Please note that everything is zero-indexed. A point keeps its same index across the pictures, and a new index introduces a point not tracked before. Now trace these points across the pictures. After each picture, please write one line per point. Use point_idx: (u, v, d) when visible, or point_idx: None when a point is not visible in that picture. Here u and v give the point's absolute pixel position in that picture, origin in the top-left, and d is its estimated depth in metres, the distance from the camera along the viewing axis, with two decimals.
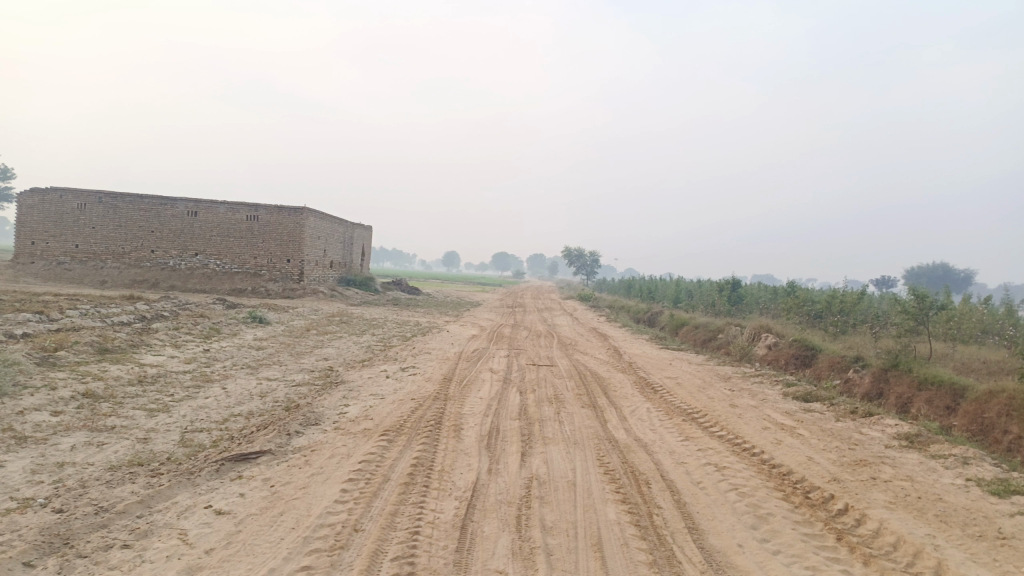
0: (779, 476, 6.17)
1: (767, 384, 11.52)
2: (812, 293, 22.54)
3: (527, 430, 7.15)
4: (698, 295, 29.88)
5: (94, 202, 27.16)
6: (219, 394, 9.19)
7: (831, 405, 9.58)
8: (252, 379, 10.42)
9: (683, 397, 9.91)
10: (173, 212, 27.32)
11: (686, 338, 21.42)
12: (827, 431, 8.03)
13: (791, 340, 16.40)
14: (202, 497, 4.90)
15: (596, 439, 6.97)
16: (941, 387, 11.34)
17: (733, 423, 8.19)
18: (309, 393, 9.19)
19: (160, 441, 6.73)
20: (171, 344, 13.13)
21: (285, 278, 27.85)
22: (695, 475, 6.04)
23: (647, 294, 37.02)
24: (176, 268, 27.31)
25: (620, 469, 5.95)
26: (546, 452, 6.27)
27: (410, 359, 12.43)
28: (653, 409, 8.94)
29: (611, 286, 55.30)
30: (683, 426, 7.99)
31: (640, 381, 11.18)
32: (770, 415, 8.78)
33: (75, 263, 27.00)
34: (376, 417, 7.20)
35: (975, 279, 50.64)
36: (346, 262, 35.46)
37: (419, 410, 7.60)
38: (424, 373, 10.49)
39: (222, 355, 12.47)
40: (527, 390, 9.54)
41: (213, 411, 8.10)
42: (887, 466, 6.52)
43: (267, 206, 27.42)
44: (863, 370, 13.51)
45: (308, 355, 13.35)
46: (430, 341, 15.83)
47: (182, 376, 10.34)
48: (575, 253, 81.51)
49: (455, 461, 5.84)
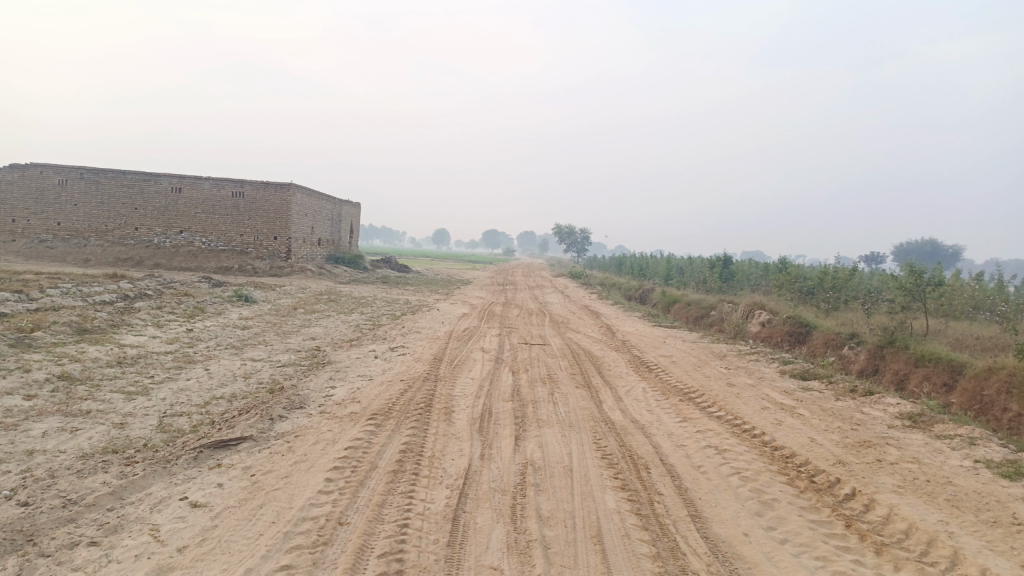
0: (782, 459, 5.95)
1: (763, 362, 11.32)
2: (803, 270, 22.37)
3: (521, 412, 6.90)
4: (689, 272, 29.66)
5: (76, 178, 26.55)
6: (202, 376, 8.90)
7: (830, 384, 9.38)
8: (236, 360, 10.11)
9: (679, 376, 9.69)
10: (157, 188, 26.76)
11: (678, 315, 21.23)
12: (828, 410, 7.83)
13: (784, 317, 16.22)
14: (177, 488, 4.62)
15: (592, 421, 6.73)
16: (938, 363, 11.18)
17: (730, 403, 7.99)
18: (295, 374, 8.91)
19: (138, 426, 6.43)
20: (153, 324, 12.78)
21: (272, 256, 27.39)
22: (695, 458, 5.82)
23: (637, 272, 36.77)
24: (161, 246, 26.82)
25: (618, 453, 5.71)
26: (540, 436, 6.03)
27: (399, 338, 12.14)
28: (649, 389, 8.71)
29: (602, 264, 55.06)
30: (680, 406, 7.77)
31: (634, 360, 10.95)
32: (769, 394, 8.58)
33: (57, 241, 26.45)
34: (363, 399, 6.93)
35: (962, 255, 50.76)
36: (335, 240, 34.99)
37: (408, 392, 7.33)
38: (413, 353, 10.21)
39: (206, 335, 12.14)
40: (520, 370, 9.27)
41: (194, 394, 7.81)
42: (892, 448, 6.31)
43: (253, 183, 26.90)
44: (858, 347, 13.35)
45: (294, 335, 13.03)
46: (420, 320, 15.54)
47: (163, 357, 10.03)
48: (565, 230, 81.11)
49: (446, 446, 5.58)
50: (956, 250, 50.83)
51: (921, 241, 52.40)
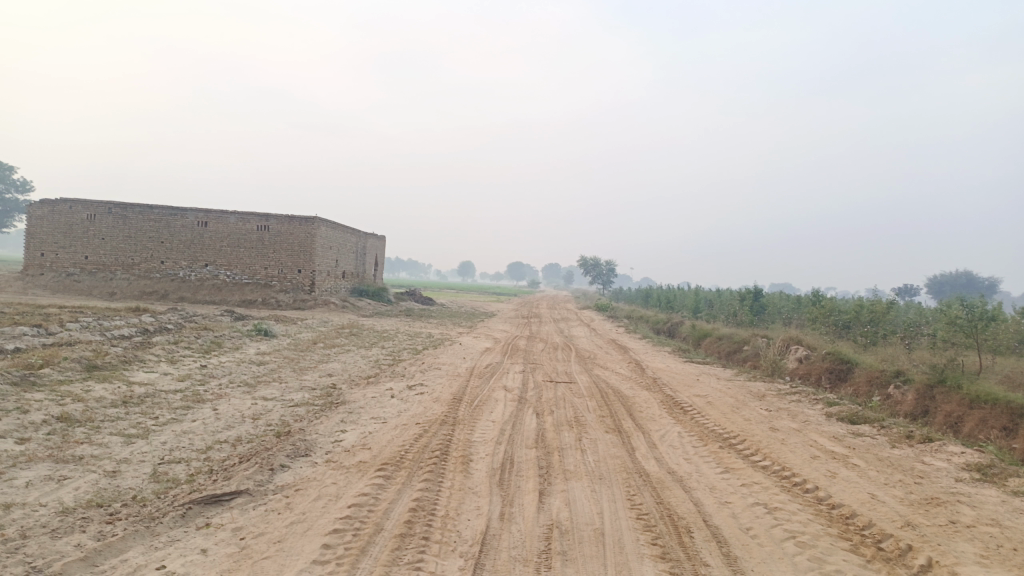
0: (841, 520, 5.26)
1: (805, 402, 10.60)
2: (838, 302, 21.54)
3: (545, 461, 6.30)
4: (718, 304, 28.87)
5: (104, 212, 26.70)
6: (208, 417, 8.41)
7: (882, 429, 8.62)
8: (247, 399, 9.62)
9: (716, 418, 9.00)
10: (183, 222, 26.80)
11: (709, 350, 20.48)
12: (885, 460, 7.10)
13: (823, 353, 15.41)
14: (157, 555, 4.08)
15: (624, 473, 6.08)
16: (995, 406, 10.36)
17: (777, 451, 7.29)
18: (306, 415, 8.39)
19: (131, 475, 5.93)
20: (166, 359, 12.39)
21: (295, 289, 27.18)
22: (742, 519, 5.16)
23: (665, 304, 35.97)
24: (186, 280, 26.76)
25: (655, 513, 5.07)
26: (568, 491, 5.41)
27: (418, 375, 11.61)
28: (685, 433, 8.04)
29: (627, 296, 54.34)
30: (721, 455, 7.10)
31: (667, 400, 10.28)
32: (817, 441, 7.86)
33: (84, 275, 26.51)
34: (374, 446, 6.37)
35: (999, 288, 49.25)
36: (359, 273, 34.73)
37: (423, 438, 6.76)
38: (432, 392, 9.64)
39: (219, 372, 11.72)
40: (545, 411, 8.66)
41: (197, 439, 7.31)
42: (966, 507, 5.59)
43: (277, 216, 26.84)
44: (905, 386, 12.54)
45: (310, 371, 12.56)
46: (441, 355, 15.02)
47: (172, 395, 9.57)
48: (590, 262, 80.61)
49: (462, 504, 5.00)
50: (992, 281, 49.41)
51: (955, 272, 51.03)
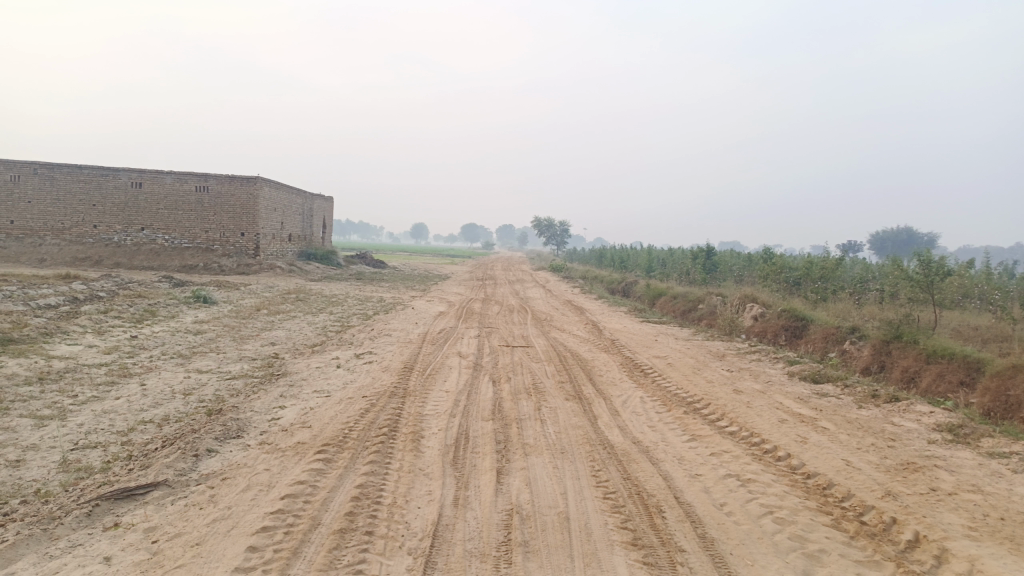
0: (819, 491, 4.93)
1: (766, 362, 10.38)
2: (789, 259, 21.54)
3: (503, 435, 5.83)
4: (671, 262, 28.78)
5: (29, 173, 24.96)
6: (135, 394, 7.68)
7: (846, 389, 8.40)
8: (179, 373, 8.89)
9: (678, 381, 8.66)
10: (115, 183, 25.28)
11: (664, 309, 20.33)
12: (854, 422, 6.84)
13: (779, 311, 15.30)
14: (50, 565, 3.47)
15: (588, 445, 5.65)
16: (952, 360, 10.29)
17: (744, 415, 6.97)
18: (243, 390, 7.73)
19: (36, 465, 5.21)
20: (92, 330, 11.50)
21: (239, 253, 26.04)
22: (715, 494, 4.78)
23: (618, 263, 35.84)
24: (121, 244, 25.38)
25: (622, 491, 4.66)
26: (528, 469, 4.95)
27: (367, 342, 11.00)
28: (648, 399, 7.67)
29: (581, 257, 54.27)
30: (687, 421, 6.74)
31: (627, 362, 9.92)
32: (783, 403, 7.57)
33: (10, 241, 24.91)
34: (315, 425, 5.80)
35: (937, 245, 50.64)
36: (306, 236, 33.54)
37: (369, 414, 6.20)
38: (381, 361, 9.06)
39: (151, 343, 10.90)
40: (501, 379, 8.18)
41: (118, 420, 6.60)
42: (944, 472, 5.33)
43: (217, 176, 25.49)
44: (861, 342, 12.47)
45: (251, 340, 11.83)
46: (392, 320, 14.41)
47: (95, 370, 8.78)
48: (544, 223, 80.16)
49: (411, 489, 4.50)
50: (931, 237, 50.81)
51: (897, 228, 52.06)
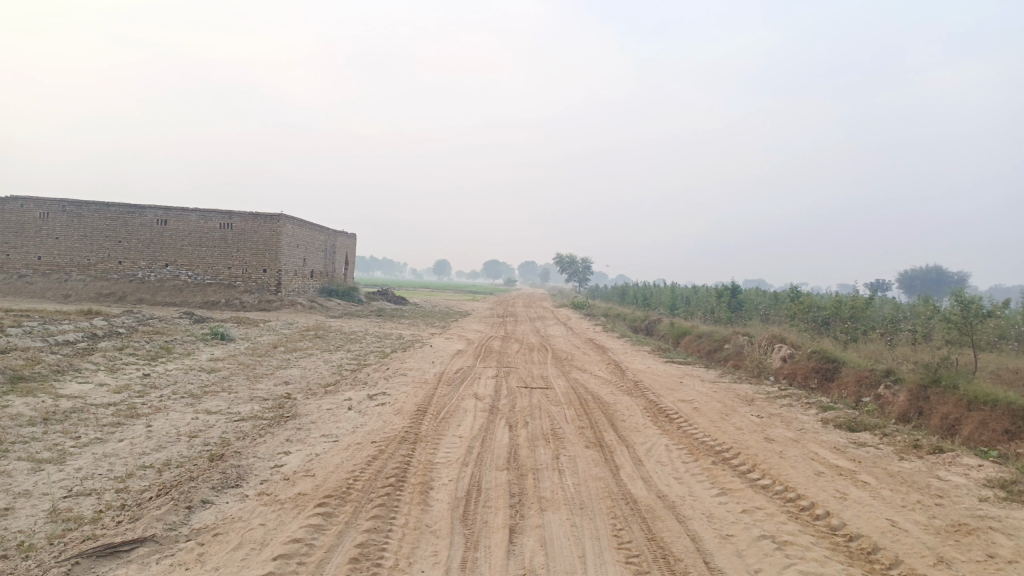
0: (863, 556, 4.49)
1: (798, 407, 9.90)
2: (817, 298, 20.98)
3: (517, 488, 5.45)
4: (695, 300, 28.30)
5: (58, 211, 25.30)
6: (139, 437, 7.41)
7: (884, 438, 7.92)
8: (187, 414, 8.63)
9: (705, 428, 8.23)
10: (142, 220, 25.55)
11: (689, 348, 19.85)
12: (896, 476, 6.37)
13: (808, 352, 14.78)
14: None
15: (609, 500, 5.25)
16: (996, 407, 9.73)
17: (777, 466, 6.52)
18: (250, 433, 7.44)
19: (24, 514, 4.89)
20: (106, 368, 11.34)
21: (261, 290, 26.05)
22: (749, 558, 4.35)
23: (640, 301, 35.40)
24: (145, 280, 25.53)
25: (646, 555, 4.26)
26: (544, 528, 4.57)
27: (382, 382, 10.70)
28: (673, 447, 7.25)
29: (604, 294, 53.81)
30: (715, 473, 6.32)
31: (650, 406, 9.51)
32: (818, 453, 7.11)
33: (37, 276, 25.14)
34: (319, 473, 5.48)
35: (966, 283, 49.56)
36: (328, 272, 33.62)
37: (377, 462, 5.87)
38: (394, 403, 8.73)
39: (163, 381, 10.68)
40: (518, 423, 7.82)
41: (118, 465, 6.32)
42: (1001, 535, 4.86)
43: (241, 213, 25.66)
44: (896, 386, 11.93)
45: (265, 379, 11.58)
46: (409, 359, 14.12)
47: (103, 411, 8.54)
48: (567, 260, 79.99)
49: (416, 549, 4.15)
50: (961, 275, 49.66)
51: (926, 265, 50.97)
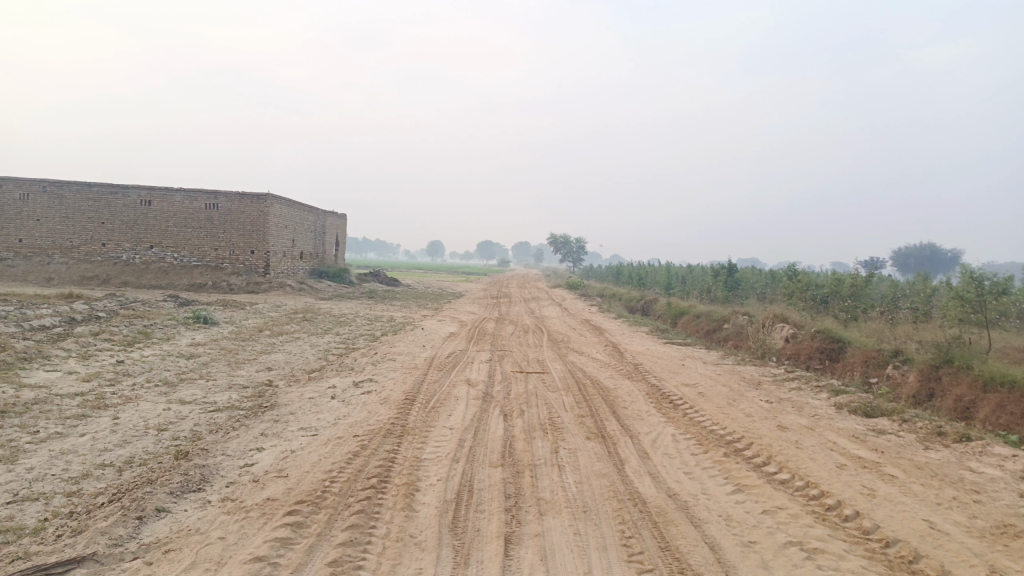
0: (903, 566, 3.98)
1: (807, 391, 9.41)
2: (817, 277, 20.46)
3: (512, 488, 4.90)
4: (691, 280, 27.79)
5: (38, 191, 24.48)
6: (102, 431, 6.81)
7: (904, 425, 7.39)
8: (159, 405, 8.05)
9: (713, 415, 7.70)
10: (125, 201, 24.80)
11: (687, 328, 19.37)
12: (924, 467, 5.86)
13: (812, 332, 14.28)
14: None
15: (615, 502, 4.71)
16: (1014, 389, 9.21)
17: (795, 458, 6.00)
18: (224, 426, 6.87)
19: None
20: (78, 355, 10.73)
21: (249, 272, 25.39)
22: (777, 571, 3.82)
23: (635, 280, 34.91)
24: (130, 263, 24.84)
25: (662, 569, 3.73)
26: (543, 539, 4.02)
27: (369, 368, 10.13)
28: (680, 437, 6.72)
29: (598, 274, 53.33)
30: (729, 467, 5.79)
31: (653, 391, 8.98)
32: (837, 442, 6.59)
33: (18, 259, 24.40)
34: (292, 475, 4.91)
35: (960, 260, 49.25)
36: (318, 253, 32.97)
37: (357, 459, 5.31)
38: (381, 391, 8.17)
39: (136, 369, 10.07)
40: (514, 412, 7.27)
41: (73, 464, 5.73)
42: None
43: (227, 193, 24.91)
44: (906, 367, 11.43)
45: (247, 365, 11.01)
46: (399, 342, 13.54)
47: (68, 401, 7.95)
48: (561, 240, 79.39)
49: (397, 567, 3.60)
50: (954, 252, 49.28)
51: (920, 243, 50.47)
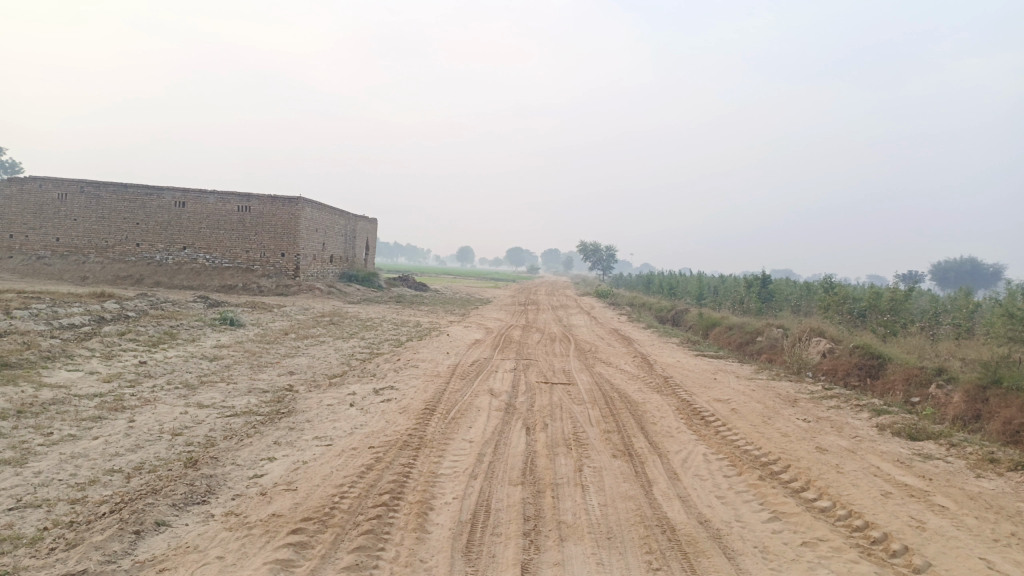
0: None
1: (846, 410, 8.97)
2: (854, 289, 19.83)
3: (532, 509, 4.60)
4: (723, 290, 27.25)
5: (76, 192, 24.85)
6: (115, 435, 6.66)
7: (952, 450, 6.95)
8: (176, 408, 7.90)
9: (746, 433, 7.32)
10: (160, 202, 25.05)
11: (719, 340, 18.90)
12: (978, 498, 5.43)
13: (850, 347, 13.76)
14: None
15: (642, 528, 4.40)
16: None
17: (836, 484, 5.62)
18: (238, 432, 6.67)
19: None
20: (101, 355, 10.68)
21: (278, 274, 25.45)
22: None
23: (666, 289, 34.40)
24: (163, 263, 25.06)
25: None
26: (563, 569, 3.72)
27: (391, 375, 9.91)
28: (712, 457, 6.36)
29: (628, 282, 52.71)
30: (765, 492, 5.43)
31: (683, 407, 8.62)
32: (881, 467, 6.18)
33: (55, 258, 24.77)
34: (300, 488, 4.68)
35: (1003, 275, 47.71)
36: (348, 257, 33.02)
37: (370, 474, 5.06)
38: (401, 400, 7.93)
39: (158, 371, 9.97)
40: (537, 426, 6.97)
41: (80, 469, 5.56)
42: None
43: (259, 196, 25.02)
44: (951, 387, 10.88)
45: (269, 369, 10.87)
46: (424, 349, 13.32)
47: (85, 403, 7.84)
48: (590, 248, 78.77)
49: None
50: (997, 267, 47.79)
51: (960, 258, 49.07)
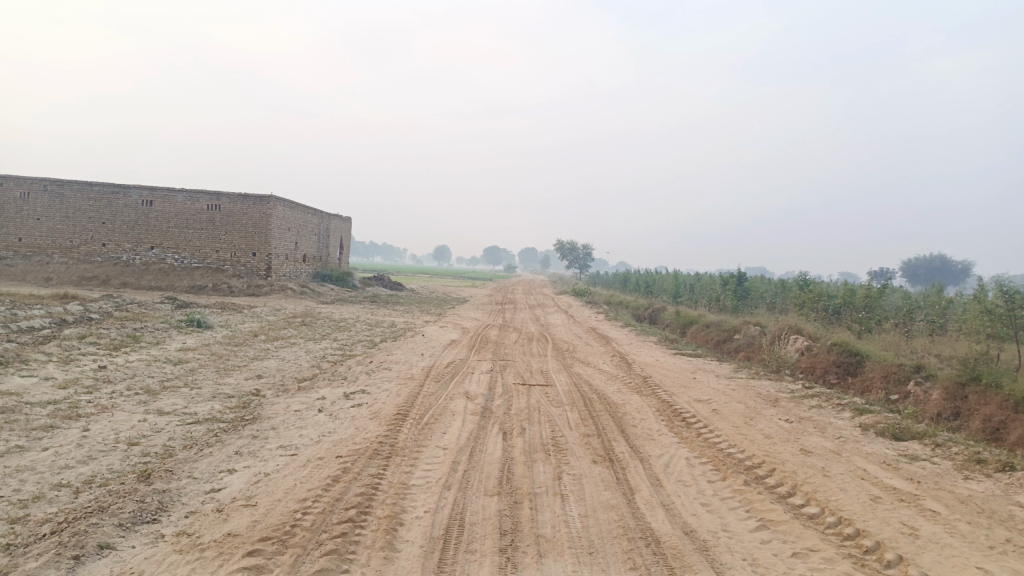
0: None
1: (828, 409, 8.82)
2: (830, 286, 19.82)
3: (509, 523, 4.32)
4: (699, 288, 27.21)
5: (39, 190, 24.09)
6: (66, 445, 6.26)
7: (938, 451, 6.80)
8: (135, 416, 7.50)
9: (729, 435, 7.11)
10: (126, 201, 24.37)
11: (696, 338, 18.77)
12: (969, 502, 5.26)
13: (829, 344, 13.67)
14: None
15: (625, 542, 4.15)
16: None
17: (824, 489, 5.41)
18: (198, 442, 6.30)
19: None
20: (59, 360, 10.21)
21: (250, 274, 24.89)
22: None
23: (642, 287, 34.31)
24: (130, 263, 24.40)
25: None
26: None
27: (362, 379, 9.56)
28: (695, 461, 6.14)
29: (604, 281, 52.62)
30: (751, 498, 5.21)
31: (663, 408, 8.40)
32: (867, 470, 6.01)
33: (17, 259, 24.01)
34: (259, 505, 4.36)
35: (972, 272, 48.34)
36: (322, 257, 32.48)
37: (335, 486, 4.75)
38: (372, 404, 7.62)
39: (118, 375, 9.53)
40: (513, 431, 6.70)
41: (24, 484, 5.17)
42: None
43: (229, 194, 24.45)
44: (930, 385, 10.78)
45: (236, 372, 10.47)
46: (398, 350, 12.97)
47: (36, 411, 7.41)
48: (567, 247, 78.55)
49: None
50: (966, 264, 48.41)
51: (931, 255, 49.64)
